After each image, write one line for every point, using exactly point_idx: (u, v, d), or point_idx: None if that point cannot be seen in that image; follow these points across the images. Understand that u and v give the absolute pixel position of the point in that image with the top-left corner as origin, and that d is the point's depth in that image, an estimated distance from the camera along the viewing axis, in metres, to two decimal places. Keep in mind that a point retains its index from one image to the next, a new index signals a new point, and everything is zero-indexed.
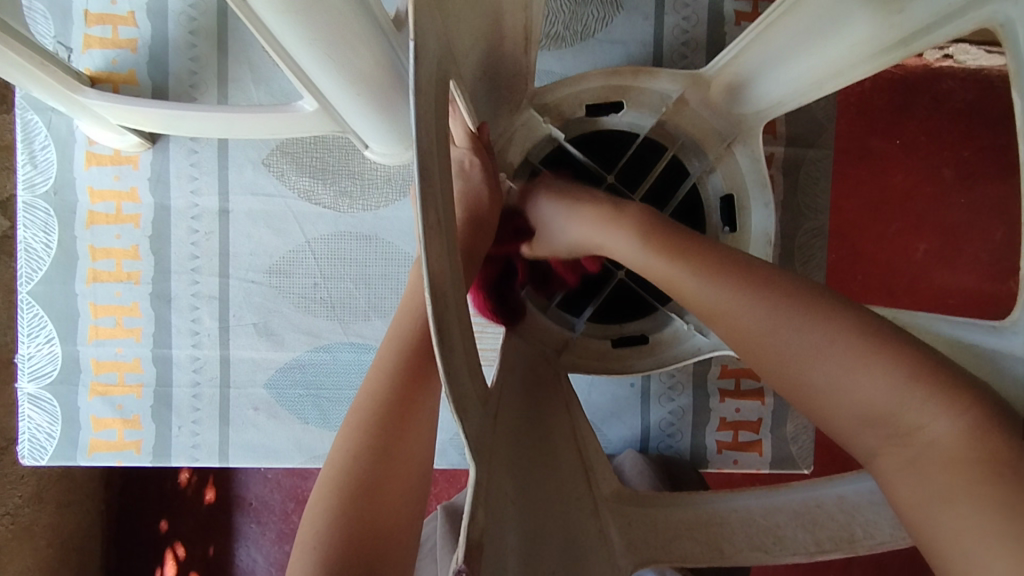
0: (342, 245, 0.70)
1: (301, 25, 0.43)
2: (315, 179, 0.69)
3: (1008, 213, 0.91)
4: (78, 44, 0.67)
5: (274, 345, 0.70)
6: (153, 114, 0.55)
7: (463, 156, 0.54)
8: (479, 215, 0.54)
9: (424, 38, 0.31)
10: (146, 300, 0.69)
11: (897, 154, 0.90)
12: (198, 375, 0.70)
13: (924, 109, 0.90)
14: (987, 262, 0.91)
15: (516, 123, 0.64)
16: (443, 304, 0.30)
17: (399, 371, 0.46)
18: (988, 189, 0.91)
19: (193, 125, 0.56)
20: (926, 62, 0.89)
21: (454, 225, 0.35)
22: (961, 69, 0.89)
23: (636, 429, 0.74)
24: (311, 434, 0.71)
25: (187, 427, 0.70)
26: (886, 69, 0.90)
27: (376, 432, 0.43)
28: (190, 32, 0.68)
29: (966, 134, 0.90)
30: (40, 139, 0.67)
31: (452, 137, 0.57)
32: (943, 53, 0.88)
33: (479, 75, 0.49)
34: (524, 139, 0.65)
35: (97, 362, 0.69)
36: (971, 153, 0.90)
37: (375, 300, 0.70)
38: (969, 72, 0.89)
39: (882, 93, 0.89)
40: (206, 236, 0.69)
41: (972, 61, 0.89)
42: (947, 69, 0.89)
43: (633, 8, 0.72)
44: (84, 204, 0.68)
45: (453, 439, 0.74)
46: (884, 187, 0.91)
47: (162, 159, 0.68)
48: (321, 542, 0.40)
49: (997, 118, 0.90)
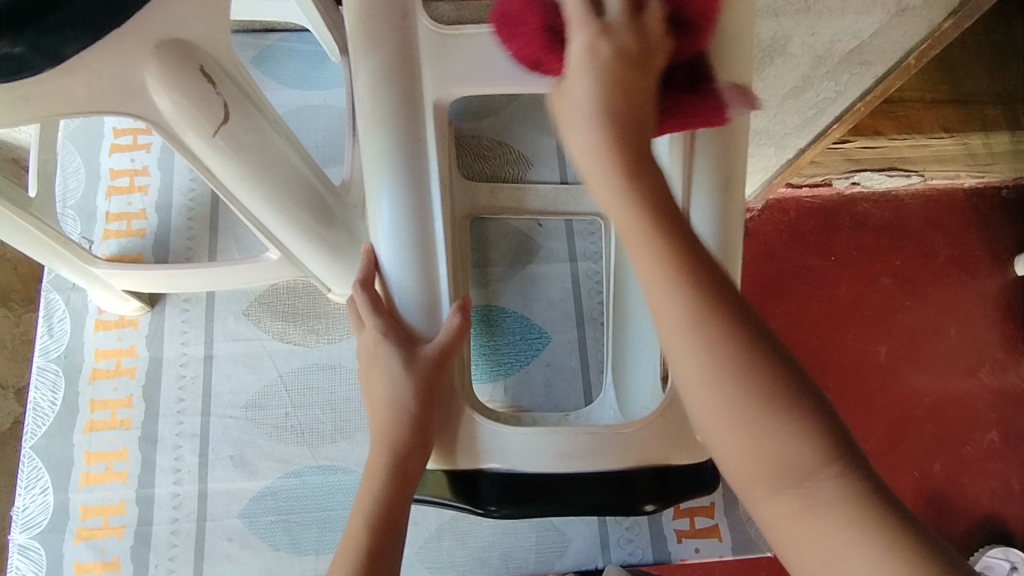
0: (311, 376, 0.80)
1: (251, 182, 0.56)
2: (288, 323, 0.82)
3: (889, 340, 1.05)
4: (99, 237, 0.84)
5: (248, 475, 0.77)
6: (158, 277, 0.72)
7: (414, 408, 0.51)
8: (432, 400, 0.51)
9: (465, 437, 0.52)
10: (134, 444, 0.77)
11: (834, 268, 1.08)
12: (177, 512, 0.75)
13: (849, 226, 1.11)
14: (949, 357, 1.05)
15: (447, 424, 0.53)
16: (412, 468, 0.51)
17: (388, 483, 0.51)
18: (921, 300, 1.07)
19: (188, 282, 0.73)
20: (839, 190, 1.12)
21: (411, 427, 0.51)
22: (871, 193, 1.12)
23: (593, 527, 0.77)
24: (281, 561, 0.74)
25: (164, 565, 0.73)
26: (806, 202, 1.12)
27: (389, 503, 0.51)
28: (188, 218, 0.85)
29: (832, 327, 1.05)
30: (59, 313, 0.81)
31: (399, 399, 0.51)
32: (851, 181, 1.11)
33: (403, 342, 0.51)
34: (447, 422, 0.53)
35: (85, 507, 0.75)
36: (855, 333, 1.05)
37: (340, 423, 0.79)
38: (880, 194, 1.12)
39: (806, 220, 1.10)
40: (192, 380, 0.79)
41: (879, 185, 1.12)
42: (858, 193, 1.12)
43: (541, 163, 0.90)
44: (89, 363, 0.79)
45: (421, 554, 0.75)
46: (824, 361, 1.03)
47: (159, 319, 0.81)
48: (363, 531, 0.50)
49: (862, 215, 1.11)
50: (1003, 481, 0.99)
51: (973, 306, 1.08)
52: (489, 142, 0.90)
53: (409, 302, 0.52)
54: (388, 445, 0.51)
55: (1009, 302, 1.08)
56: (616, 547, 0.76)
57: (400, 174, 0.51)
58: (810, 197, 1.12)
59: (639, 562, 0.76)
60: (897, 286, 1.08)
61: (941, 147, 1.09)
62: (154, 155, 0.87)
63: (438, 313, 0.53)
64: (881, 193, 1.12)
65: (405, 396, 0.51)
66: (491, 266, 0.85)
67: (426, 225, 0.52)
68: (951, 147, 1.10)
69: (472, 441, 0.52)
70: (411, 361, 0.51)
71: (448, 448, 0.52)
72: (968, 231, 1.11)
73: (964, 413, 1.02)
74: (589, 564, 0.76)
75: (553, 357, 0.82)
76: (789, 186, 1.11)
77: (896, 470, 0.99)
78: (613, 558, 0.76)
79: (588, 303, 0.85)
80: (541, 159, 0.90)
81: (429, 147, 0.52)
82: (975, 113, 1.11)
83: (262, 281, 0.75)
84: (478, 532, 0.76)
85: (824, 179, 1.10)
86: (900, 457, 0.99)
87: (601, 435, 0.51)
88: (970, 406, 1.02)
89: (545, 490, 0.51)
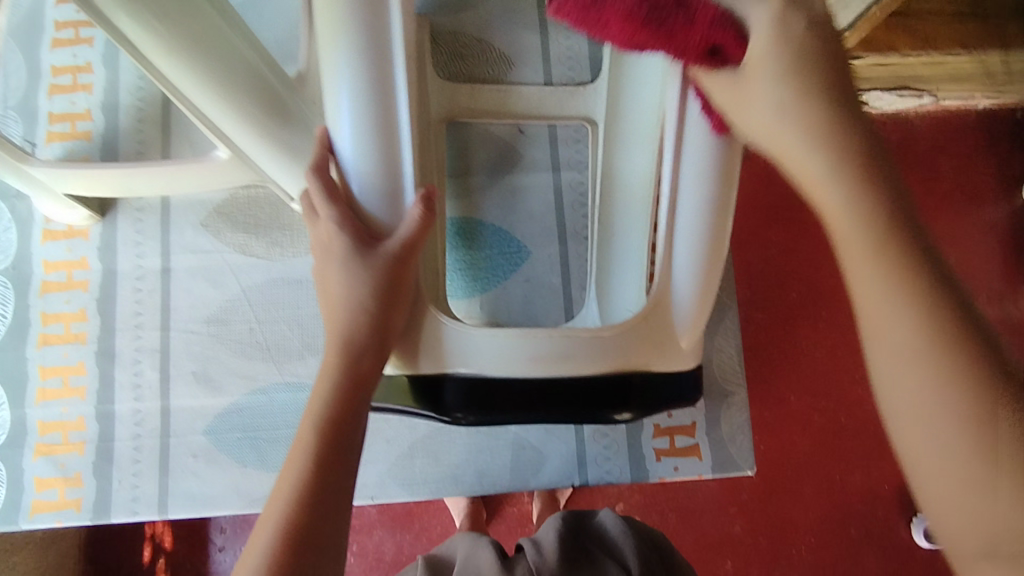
0: (275, 291, 0.75)
1: (188, 68, 0.50)
2: (249, 234, 0.76)
3: None
4: (42, 140, 0.77)
5: (211, 392, 0.73)
6: (107, 179, 0.67)
7: (368, 311, 0.47)
8: (390, 301, 0.47)
9: (428, 340, 0.49)
10: (91, 359, 0.73)
11: None
12: (139, 428, 0.72)
13: None
14: None
15: (408, 326, 0.49)
16: (367, 374, 0.48)
17: (340, 393, 0.47)
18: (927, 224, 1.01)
19: (140, 184, 0.68)
20: None
21: (363, 331, 0.47)
22: (880, 114, 1.02)
23: (570, 445, 0.74)
24: (248, 477, 0.72)
25: (127, 480, 0.71)
26: None
27: (340, 416, 0.47)
28: (138, 120, 0.78)
29: None
30: (4, 222, 0.76)
31: (353, 300, 0.47)
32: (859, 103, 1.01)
33: (362, 237, 0.46)
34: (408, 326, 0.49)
35: (43, 423, 0.72)
36: None
37: (308, 339, 0.75)
38: (890, 116, 1.02)
39: None
40: (149, 294, 0.75)
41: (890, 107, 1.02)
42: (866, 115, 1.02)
43: (523, 64, 0.82)
44: (39, 275, 0.75)
45: (393, 472, 0.74)
46: None
47: (111, 229, 0.76)
48: (312, 446, 0.46)
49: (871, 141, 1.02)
50: None
51: (978, 235, 1.01)
52: (467, 39, 0.81)
53: (369, 194, 0.46)
54: (339, 354, 0.48)
55: (1018, 229, 1.01)
56: (593, 468, 0.74)
57: (360, 50, 0.44)
58: None
59: (616, 480, 0.74)
60: None
61: (957, 65, 1.01)
62: (98, 50, 0.79)
63: (400, 203, 0.47)
64: (894, 115, 1.03)
65: (362, 296, 0.47)
66: (470, 175, 0.79)
67: (390, 106, 0.45)
68: (968, 65, 1.01)
69: (437, 345, 0.49)
70: (367, 255, 0.46)
71: (410, 352, 0.49)
72: (976, 156, 1.03)
73: None
74: (565, 481, 0.74)
75: (533, 273, 0.78)
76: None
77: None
78: (590, 477, 0.74)
79: (571, 216, 0.79)
80: (524, 59, 0.82)
81: (394, 13, 0.44)
82: (996, 29, 1.02)
83: (218, 184, 0.69)
84: (452, 450, 0.74)
85: None
86: None
87: (579, 339, 0.47)
88: None
89: (515, 396, 0.48)
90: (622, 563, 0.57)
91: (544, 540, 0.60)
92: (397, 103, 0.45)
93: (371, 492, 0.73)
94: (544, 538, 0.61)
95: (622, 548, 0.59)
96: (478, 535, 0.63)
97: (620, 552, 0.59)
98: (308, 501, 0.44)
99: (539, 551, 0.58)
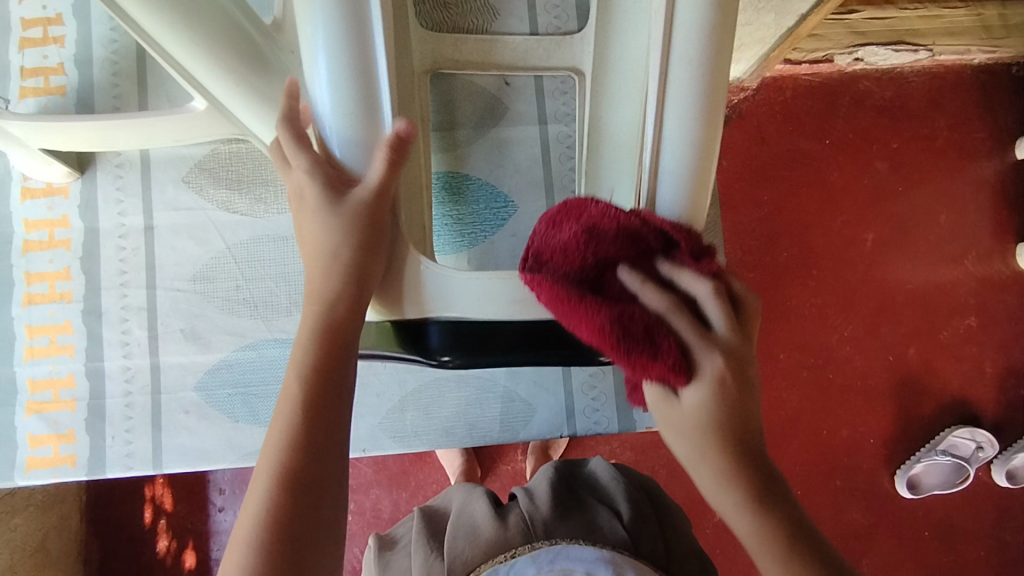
0: (260, 247, 0.75)
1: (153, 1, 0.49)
2: (232, 190, 0.75)
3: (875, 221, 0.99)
4: (15, 95, 0.75)
5: (201, 349, 0.74)
6: (86, 130, 0.66)
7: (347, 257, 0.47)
8: (368, 246, 0.47)
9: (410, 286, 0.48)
10: (78, 317, 0.73)
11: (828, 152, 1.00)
12: (129, 385, 0.73)
13: (847, 105, 1.01)
14: (936, 243, 0.99)
15: (389, 272, 0.49)
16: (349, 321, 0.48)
17: (323, 341, 0.48)
18: (919, 180, 1.00)
19: (122, 138, 0.67)
20: (840, 68, 1.01)
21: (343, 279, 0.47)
22: (874, 70, 1.01)
23: (558, 397, 0.76)
24: (240, 432, 0.73)
25: (120, 436, 0.72)
26: (803, 79, 1.00)
27: (324, 364, 0.47)
28: (113, 74, 0.76)
29: (818, 212, 0.99)
30: None
31: (333, 245, 0.47)
32: (854, 57, 0.99)
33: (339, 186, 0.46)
34: (390, 272, 0.49)
35: (33, 381, 0.72)
36: (845, 216, 0.99)
37: (295, 296, 0.75)
38: (883, 71, 1.01)
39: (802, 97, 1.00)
40: (133, 252, 0.74)
41: (884, 61, 1.01)
42: (860, 71, 1.01)
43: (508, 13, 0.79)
44: (20, 234, 0.74)
45: (384, 425, 0.75)
46: (807, 247, 0.98)
47: (91, 187, 0.75)
48: (297, 392, 0.47)
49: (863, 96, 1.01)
50: (977, 365, 0.97)
51: (969, 191, 1.01)
52: None
53: (346, 143, 0.46)
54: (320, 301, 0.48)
55: (1007, 184, 1.01)
56: (581, 420, 0.75)
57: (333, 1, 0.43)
58: (807, 74, 1.00)
59: (603, 431, 0.75)
60: (890, 170, 1.00)
61: (955, 19, 0.98)
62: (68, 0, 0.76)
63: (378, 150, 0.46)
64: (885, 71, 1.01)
65: (340, 241, 0.46)
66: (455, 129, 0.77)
67: (365, 51, 0.44)
68: (964, 19, 0.98)
69: (419, 289, 0.48)
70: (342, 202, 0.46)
71: (394, 298, 0.49)
72: (970, 110, 1.02)
73: (945, 298, 0.98)
74: (554, 431, 0.75)
75: (519, 228, 0.77)
76: (787, 62, 0.99)
77: (870, 354, 0.97)
78: (578, 428, 0.75)
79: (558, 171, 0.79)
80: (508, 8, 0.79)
81: None
82: None
83: (198, 137, 0.69)
84: (442, 403, 0.75)
85: (826, 55, 0.98)
86: (876, 342, 0.97)
87: None
88: (951, 290, 0.99)
89: (499, 339, 0.48)
90: (613, 508, 0.58)
91: (537, 488, 0.61)
92: (374, 51, 0.44)
93: (363, 445, 0.74)
94: (537, 487, 0.61)
95: (614, 495, 0.60)
96: (472, 487, 0.63)
97: (611, 499, 0.60)
98: (294, 446, 0.45)
99: (532, 498, 0.58)
